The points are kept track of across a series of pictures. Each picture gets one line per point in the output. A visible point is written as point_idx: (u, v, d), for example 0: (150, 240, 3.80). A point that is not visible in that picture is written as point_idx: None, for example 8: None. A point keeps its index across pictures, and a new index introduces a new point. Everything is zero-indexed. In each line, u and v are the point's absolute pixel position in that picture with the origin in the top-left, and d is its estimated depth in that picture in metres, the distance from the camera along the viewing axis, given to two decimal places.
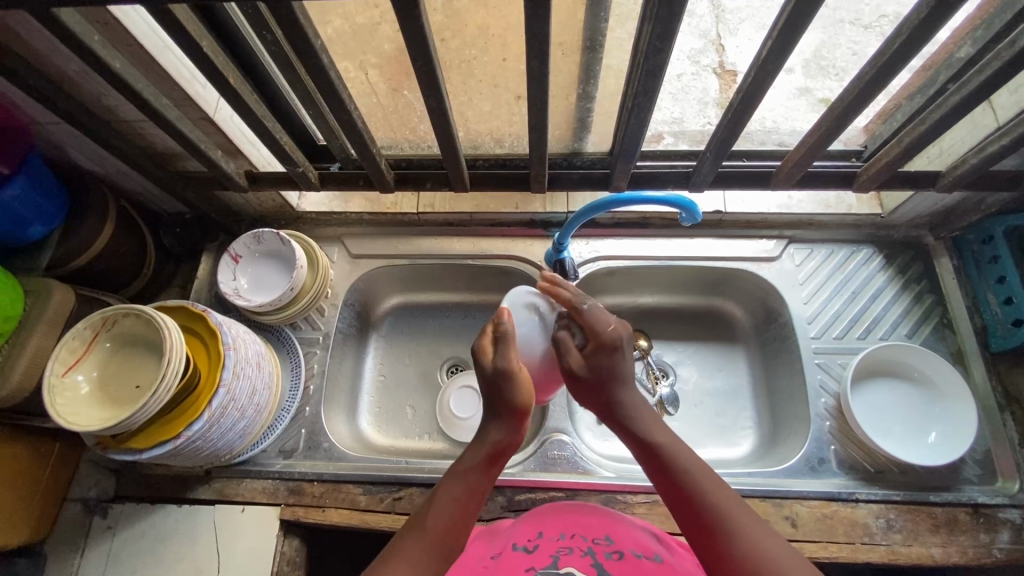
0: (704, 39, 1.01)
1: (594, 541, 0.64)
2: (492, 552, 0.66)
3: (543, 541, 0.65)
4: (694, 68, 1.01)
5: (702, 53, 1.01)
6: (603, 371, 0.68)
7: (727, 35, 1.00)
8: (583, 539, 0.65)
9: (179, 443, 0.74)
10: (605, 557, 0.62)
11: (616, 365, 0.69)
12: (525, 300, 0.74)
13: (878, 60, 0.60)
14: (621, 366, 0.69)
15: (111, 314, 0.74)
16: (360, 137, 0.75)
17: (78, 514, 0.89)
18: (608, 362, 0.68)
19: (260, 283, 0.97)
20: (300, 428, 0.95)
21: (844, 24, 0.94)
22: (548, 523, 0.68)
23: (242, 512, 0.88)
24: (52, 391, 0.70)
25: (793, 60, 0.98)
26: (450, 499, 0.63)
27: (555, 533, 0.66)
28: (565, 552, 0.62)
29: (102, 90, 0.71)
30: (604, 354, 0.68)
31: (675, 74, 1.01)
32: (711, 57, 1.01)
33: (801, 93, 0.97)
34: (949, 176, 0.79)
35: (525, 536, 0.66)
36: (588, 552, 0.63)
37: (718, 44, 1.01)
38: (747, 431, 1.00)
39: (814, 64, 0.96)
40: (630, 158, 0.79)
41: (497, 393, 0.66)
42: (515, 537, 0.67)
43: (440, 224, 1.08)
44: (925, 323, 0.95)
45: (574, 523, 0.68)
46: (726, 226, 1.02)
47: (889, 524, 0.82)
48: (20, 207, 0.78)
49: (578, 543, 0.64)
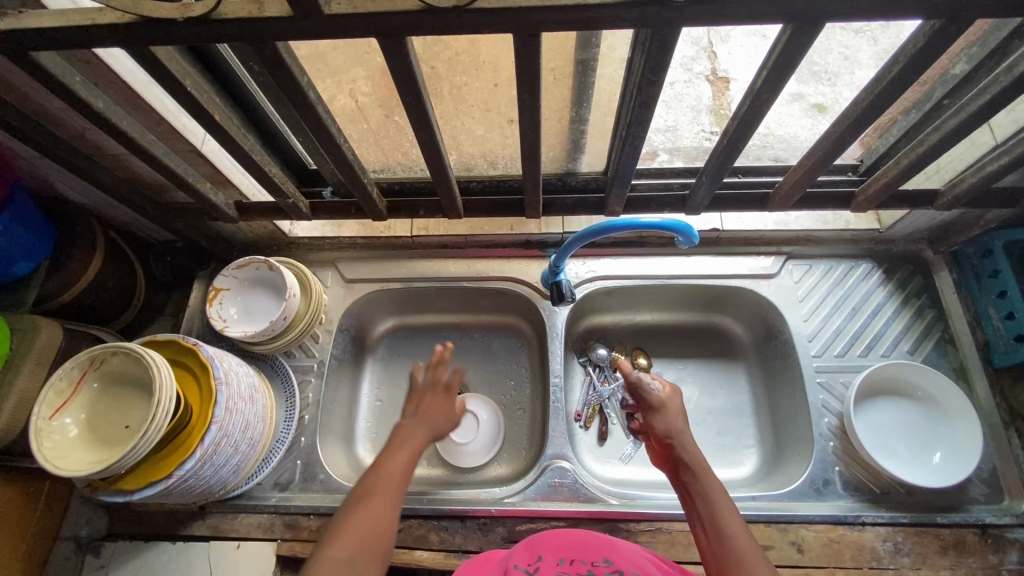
0: (696, 47, 1.02)
1: (594, 565, 0.63)
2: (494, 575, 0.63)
3: (543, 565, 0.63)
4: (687, 76, 1.01)
5: (695, 60, 1.01)
6: (676, 415, 0.77)
7: (718, 42, 1.01)
8: (582, 563, 0.63)
9: (171, 483, 0.73)
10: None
11: (684, 411, 0.78)
12: (281, 283, 0.95)
13: (873, 90, 0.59)
14: (676, 408, 0.77)
15: (100, 353, 0.73)
16: (351, 167, 0.74)
17: (69, 553, 0.87)
18: (676, 410, 0.77)
19: (251, 312, 0.94)
20: (295, 459, 0.93)
21: (836, 29, 0.96)
22: (545, 547, 0.66)
23: (238, 549, 0.86)
24: (39, 435, 0.69)
25: None
26: (399, 462, 0.72)
27: (555, 556, 0.64)
28: None
29: (87, 126, 0.70)
30: (673, 395, 0.79)
31: (668, 82, 1.01)
32: (703, 64, 1.01)
33: (795, 98, 0.97)
34: (948, 195, 0.78)
35: (524, 559, 0.64)
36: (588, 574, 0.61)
37: (710, 51, 1.01)
38: (749, 450, 0.99)
39: (807, 69, 0.96)
40: (624, 183, 0.78)
41: (432, 408, 0.81)
42: (514, 558, 0.65)
43: (434, 247, 1.07)
44: (927, 339, 0.94)
45: (572, 546, 0.66)
46: (723, 243, 1.02)
47: (897, 547, 0.81)
48: (6, 245, 0.76)
49: (578, 567, 0.62)
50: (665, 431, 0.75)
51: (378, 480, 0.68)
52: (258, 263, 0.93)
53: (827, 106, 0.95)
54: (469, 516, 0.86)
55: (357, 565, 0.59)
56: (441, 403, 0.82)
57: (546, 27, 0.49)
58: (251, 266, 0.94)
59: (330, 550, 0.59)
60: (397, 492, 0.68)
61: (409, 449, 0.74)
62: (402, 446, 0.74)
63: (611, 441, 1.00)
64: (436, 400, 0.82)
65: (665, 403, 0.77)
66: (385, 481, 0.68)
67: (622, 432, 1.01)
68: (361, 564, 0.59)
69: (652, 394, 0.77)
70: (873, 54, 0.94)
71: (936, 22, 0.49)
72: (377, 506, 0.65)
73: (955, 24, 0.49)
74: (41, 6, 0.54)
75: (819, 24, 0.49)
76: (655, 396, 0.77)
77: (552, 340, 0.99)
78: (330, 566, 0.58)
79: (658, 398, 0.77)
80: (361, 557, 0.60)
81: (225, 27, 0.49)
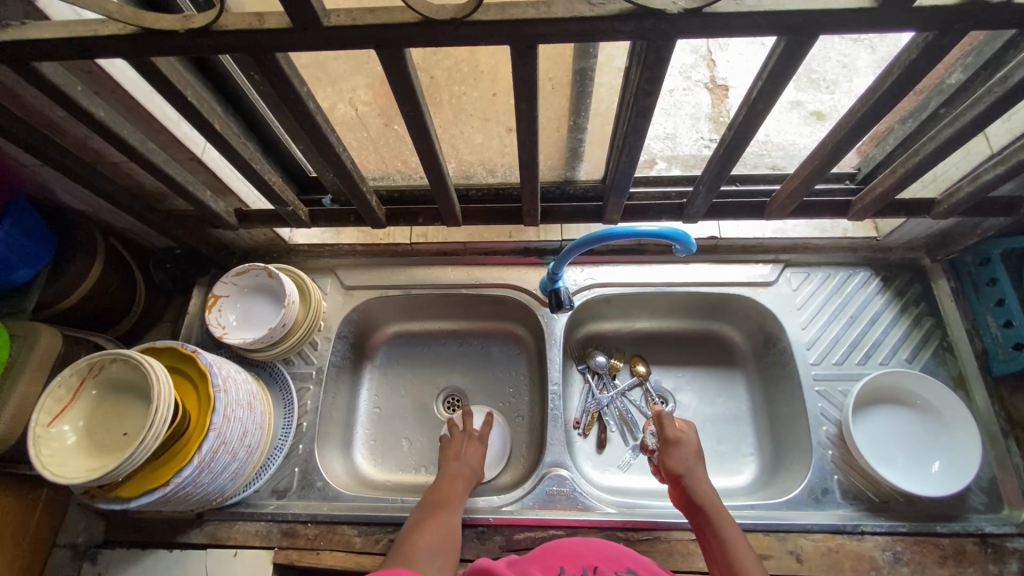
0: (695, 55, 1.02)
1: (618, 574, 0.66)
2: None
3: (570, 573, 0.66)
4: (686, 84, 1.02)
5: (694, 68, 1.02)
6: (689, 451, 0.81)
7: (717, 50, 1.02)
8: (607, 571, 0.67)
9: (169, 490, 0.73)
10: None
11: (699, 446, 0.82)
12: (280, 292, 0.95)
13: (866, 101, 0.60)
14: (693, 446, 0.82)
15: (97, 360, 0.73)
16: (349, 175, 0.74)
17: (67, 560, 0.87)
18: (693, 446, 0.82)
19: (249, 319, 0.95)
20: (293, 467, 0.92)
21: (835, 36, 0.95)
22: (566, 556, 0.69)
23: (235, 556, 0.85)
24: (37, 442, 0.69)
25: None
26: (456, 481, 0.85)
27: (578, 566, 0.67)
28: None
29: (88, 134, 0.70)
30: (689, 429, 0.84)
31: (667, 89, 1.01)
32: (702, 73, 1.02)
33: (794, 105, 0.98)
34: (944, 204, 0.78)
35: (548, 568, 0.67)
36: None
37: (709, 59, 1.02)
38: (748, 459, 0.98)
39: (805, 77, 0.97)
40: (622, 191, 0.78)
41: (467, 450, 0.91)
42: (538, 566, 0.68)
43: (433, 254, 1.07)
44: (925, 347, 0.94)
45: (594, 555, 0.70)
46: (721, 251, 1.02)
47: (897, 556, 0.80)
48: (6, 252, 0.76)
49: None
50: (680, 466, 0.79)
51: (443, 493, 0.83)
52: (258, 271, 0.94)
53: (825, 114, 0.96)
54: (467, 525, 0.85)
55: (439, 557, 0.73)
56: (473, 448, 0.91)
57: (542, 39, 0.49)
58: (250, 273, 0.94)
59: (417, 541, 0.74)
60: (458, 505, 0.81)
61: (459, 475, 0.86)
62: (448, 475, 0.86)
63: (610, 449, 1.00)
64: (470, 449, 0.91)
65: (681, 439, 0.82)
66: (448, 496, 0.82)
67: (620, 440, 1.01)
68: (441, 558, 0.73)
69: (669, 431, 0.83)
70: (871, 62, 0.95)
71: (929, 34, 0.50)
72: (441, 515, 0.79)
73: (948, 36, 0.49)
74: (45, 17, 0.54)
75: (812, 36, 0.49)
76: (672, 433, 0.82)
77: (551, 347, 0.99)
78: (418, 554, 0.72)
79: (674, 434, 0.82)
80: (440, 553, 0.74)
81: (225, 39, 0.50)
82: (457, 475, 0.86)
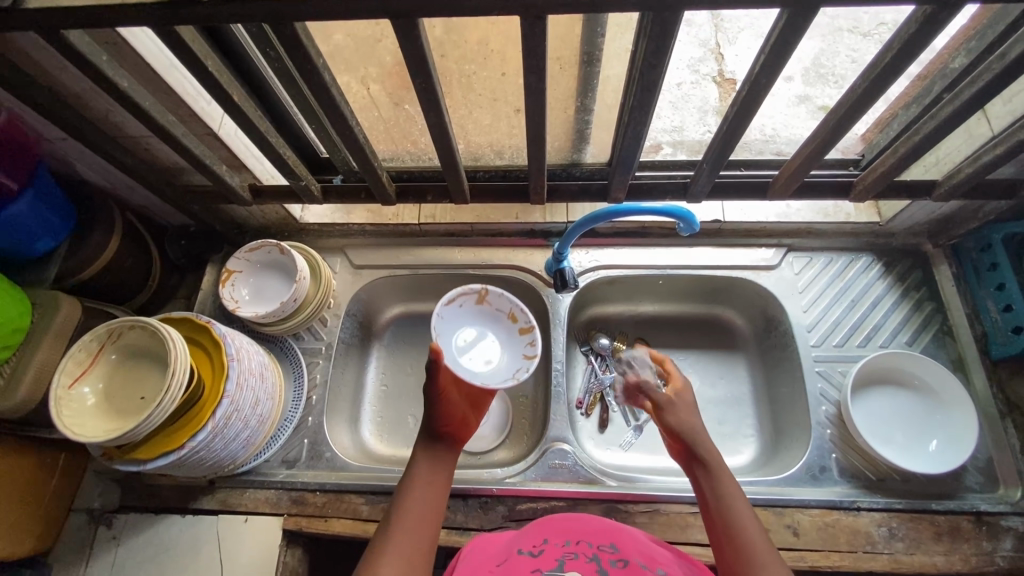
0: (704, 49, 1.05)
1: (600, 548, 0.65)
2: (497, 559, 0.66)
3: (549, 547, 0.65)
4: (694, 77, 1.03)
5: (702, 62, 1.05)
6: (682, 409, 0.78)
7: (726, 44, 1.04)
8: (589, 545, 0.65)
9: (183, 453, 0.75)
10: (611, 564, 0.62)
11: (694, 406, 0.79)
12: (287, 262, 0.97)
13: (866, 79, 0.61)
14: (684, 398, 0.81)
15: (117, 326, 0.75)
16: (361, 150, 0.76)
17: (83, 523, 0.90)
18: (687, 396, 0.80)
19: (261, 294, 0.97)
20: (302, 438, 0.95)
21: (843, 32, 0.99)
22: (552, 530, 0.68)
23: (245, 523, 0.88)
24: (58, 403, 0.71)
25: (793, 70, 1.01)
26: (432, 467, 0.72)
27: (560, 539, 0.67)
28: (570, 557, 0.63)
29: (110, 107, 0.73)
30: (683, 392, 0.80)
31: (675, 83, 1.03)
32: (711, 66, 1.04)
33: (801, 100, 0.99)
34: (945, 185, 0.79)
35: (529, 543, 0.67)
36: (594, 558, 0.63)
37: (718, 53, 1.04)
38: (749, 439, 1.00)
39: (813, 71, 0.99)
40: (627, 169, 0.80)
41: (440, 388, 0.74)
42: (519, 544, 0.67)
43: (441, 235, 1.09)
44: (925, 330, 0.96)
45: (580, 529, 0.69)
46: (725, 235, 1.03)
47: (892, 532, 0.82)
48: (28, 222, 0.79)
49: (584, 548, 0.65)
50: (677, 425, 0.76)
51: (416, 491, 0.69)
52: (269, 247, 0.96)
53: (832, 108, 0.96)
54: (470, 495, 0.87)
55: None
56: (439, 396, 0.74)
57: (550, 10, 0.51)
58: (262, 249, 0.96)
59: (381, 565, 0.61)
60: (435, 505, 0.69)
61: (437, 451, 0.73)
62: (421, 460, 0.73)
63: (612, 429, 1.02)
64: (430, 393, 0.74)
65: (673, 403, 0.78)
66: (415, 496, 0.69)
67: (622, 419, 1.03)
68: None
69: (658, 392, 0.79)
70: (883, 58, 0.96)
71: (928, 6, 0.51)
72: (420, 512, 0.67)
73: (945, 10, 0.51)
74: None
75: (812, 9, 0.51)
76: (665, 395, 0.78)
77: (554, 327, 1.01)
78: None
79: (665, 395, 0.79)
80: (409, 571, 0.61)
81: (246, 9, 0.52)
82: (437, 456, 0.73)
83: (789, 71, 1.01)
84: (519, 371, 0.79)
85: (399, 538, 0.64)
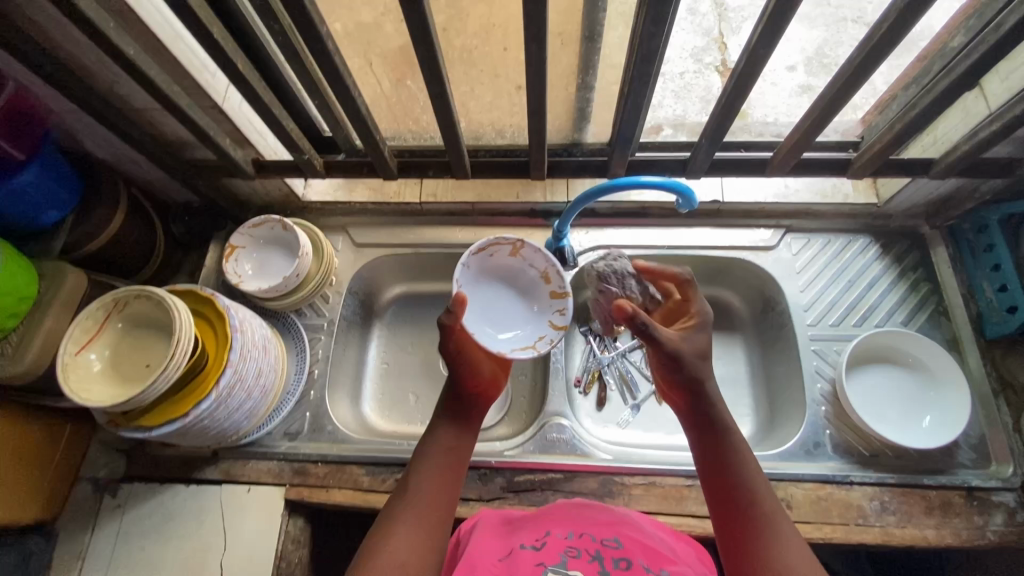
0: (706, 37, 1.04)
1: (603, 544, 0.63)
2: (499, 552, 0.64)
3: (551, 540, 0.64)
4: (696, 66, 1.03)
5: (705, 51, 1.04)
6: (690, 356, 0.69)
7: (729, 33, 1.03)
8: (592, 540, 0.64)
9: (188, 421, 0.77)
10: (613, 564, 0.60)
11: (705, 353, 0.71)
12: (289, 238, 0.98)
13: (862, 50, 0.63)
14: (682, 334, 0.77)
15: (123, 296, 0.77)
16: (364, 122, 0.77)
17: (88, 493, 0.92)
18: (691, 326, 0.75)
19: (264, 269, 0.98)
20: (304, 411, 0.96)
21: (847, 21, 0.99)
22: (555, 525, 0.68)
23: (248, 493, 0.90)
24: (65, 369, 0.73)
25: (796, 59, 1.00)
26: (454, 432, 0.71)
27: (564, 532, 0.66)
28: (573, 555, 0.61)
29: (116, 78, 0.74)
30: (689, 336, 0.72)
31: (676, 73, 1.03)
32: (713, 56, 1.03)
33: (804, 90, 0.99)
34: (942, 163, 0.80)
35: (531, 538, 0.66)
36: (597, 556, 0.61)
37: (720, 42, 1.03)
38: (745, 418, 1.01)
39: (816, 62, 0.99)
40: (627, 143, 0.81)
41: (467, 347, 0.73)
42: (520, 538, 0.66)
43: (443, 214, 1.10)
44: (921, 311, 0.96)
45: (585, 524, 0.67)
46: (724, 215, 1.04)
47: (884, 506, 0.83)
48: (35, 193, 0.80)
49: (587, 545, 0.63)
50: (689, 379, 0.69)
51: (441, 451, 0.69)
52: (273, 223, 0.97)
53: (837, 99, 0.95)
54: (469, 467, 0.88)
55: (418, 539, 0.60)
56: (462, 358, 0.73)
57: None
58: (265, 225, 0.98)
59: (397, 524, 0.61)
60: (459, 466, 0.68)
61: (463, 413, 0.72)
62: (440, 423, 0.71)
63: (609, 407, 1.03)
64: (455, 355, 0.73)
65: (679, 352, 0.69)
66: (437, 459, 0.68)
67: (620, 398, 1.03)
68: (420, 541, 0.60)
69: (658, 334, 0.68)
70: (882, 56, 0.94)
71: None
72: (439, 476, 0.66)
73: None
74: None
75: None
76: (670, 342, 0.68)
77: None
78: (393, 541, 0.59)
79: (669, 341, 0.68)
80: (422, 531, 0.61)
81: None
82: (455, 417, 0.72)
83: (791, 61, 1.00)
84: (540, 342, 0.85)
85: (416, 498, 0.64)
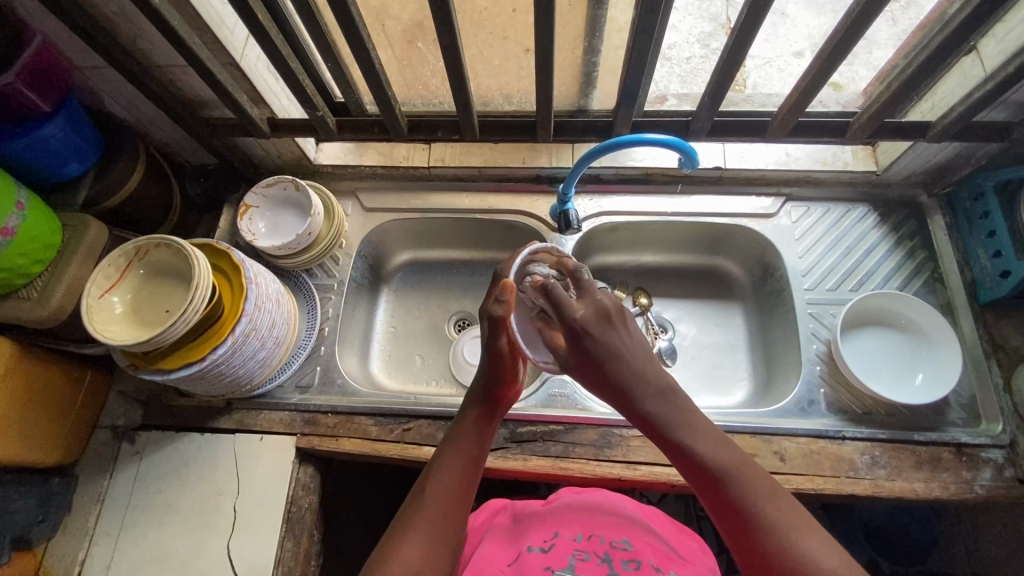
0: (714, 22, 1.04)
1: (611, 546, 0.66)
2: (509, 557, 0.67)
3: (560, 542, 0.67)
4: (704, 51, 1.04)
5: (713, 36, 1.04)
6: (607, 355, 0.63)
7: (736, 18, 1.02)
8: (601, 542, 0.67)
9: (204, 365, 0.80)
10: (621, 566, 0.62)
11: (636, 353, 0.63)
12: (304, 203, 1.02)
13: (862, 3, 0.66)
14: (637, 331, 0.65)
15: (144, 244, 0.80)
16: (377, 78, 0.80)
17: (107, 440, 0.96)
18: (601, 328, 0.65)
19: (277, 227, 1.01)
20: (315, 365, 1.00)
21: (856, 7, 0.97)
22: (562, 526, 0.70)
23: (261, 441, 0.93)
24: (90, 311, 0.76)
25: (804, 44, 1.01)
26: (470, 439, 0.67)
27: (572, 534, 0.69)
28: (581, 556, 0.64)
29: (139, 33, 0.77)
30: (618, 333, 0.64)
31: (684, 58, 1.04)
32: (721, 40, 1.03)
33: None
34: (938, 125, 0.83)
35: (540, 539, 0.68)
36: (605, 558, 0.64)
37: (728, 27, 1.03)
38: (742, 382, 1.04)
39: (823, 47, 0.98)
40: (630, 100, 0.83)
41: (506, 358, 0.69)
42: (529, 541, 0.69)
43: (449, 179, 1.12)
44: (916, 277, 0.98)
45: (593, 524, 0.70)
46: (726, 182, 1.06)
47: (874, 460, 0.86)
48: (57, 145, 0.83)
49: (595, 547, 0.65)
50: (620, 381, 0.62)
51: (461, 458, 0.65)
52: (287, 183, 1.00)
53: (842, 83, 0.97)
54: None
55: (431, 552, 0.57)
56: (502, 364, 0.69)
57: None
58: (277, 185, 1.01)
59: (407, 538, 0.58)
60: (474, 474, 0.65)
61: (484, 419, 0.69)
62: (466, 432, 0.68)
63: None
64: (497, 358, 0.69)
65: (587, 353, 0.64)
66: (452, 465, 0.64)
67: None
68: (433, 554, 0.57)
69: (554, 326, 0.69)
70: (891, 36, 0.94)
71: None
72: (456, 482, 0.63)
73: None
74: None
75: None
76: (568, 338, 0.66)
77: None
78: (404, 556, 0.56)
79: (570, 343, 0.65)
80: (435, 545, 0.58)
81: None
82: (478, 427, 0.69)
83: (799, 47, 1.01)
84: None
85: (429, 506, 0.61)
